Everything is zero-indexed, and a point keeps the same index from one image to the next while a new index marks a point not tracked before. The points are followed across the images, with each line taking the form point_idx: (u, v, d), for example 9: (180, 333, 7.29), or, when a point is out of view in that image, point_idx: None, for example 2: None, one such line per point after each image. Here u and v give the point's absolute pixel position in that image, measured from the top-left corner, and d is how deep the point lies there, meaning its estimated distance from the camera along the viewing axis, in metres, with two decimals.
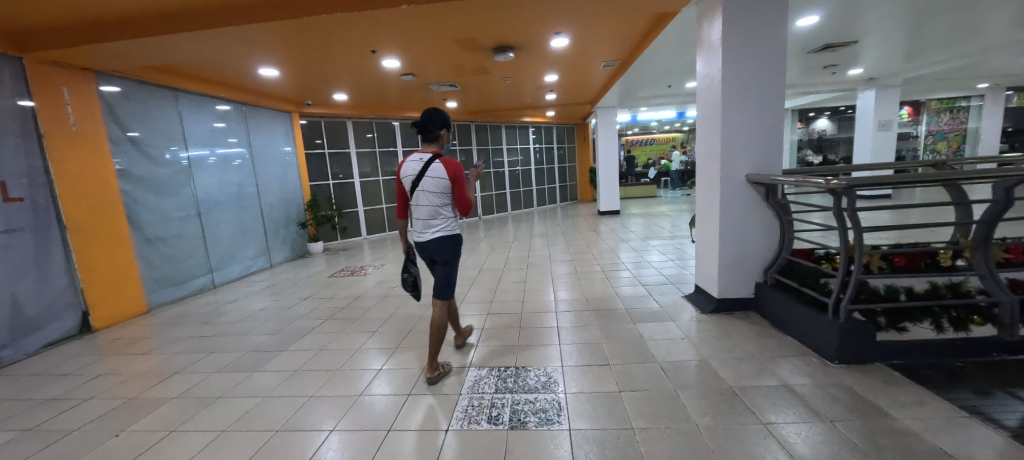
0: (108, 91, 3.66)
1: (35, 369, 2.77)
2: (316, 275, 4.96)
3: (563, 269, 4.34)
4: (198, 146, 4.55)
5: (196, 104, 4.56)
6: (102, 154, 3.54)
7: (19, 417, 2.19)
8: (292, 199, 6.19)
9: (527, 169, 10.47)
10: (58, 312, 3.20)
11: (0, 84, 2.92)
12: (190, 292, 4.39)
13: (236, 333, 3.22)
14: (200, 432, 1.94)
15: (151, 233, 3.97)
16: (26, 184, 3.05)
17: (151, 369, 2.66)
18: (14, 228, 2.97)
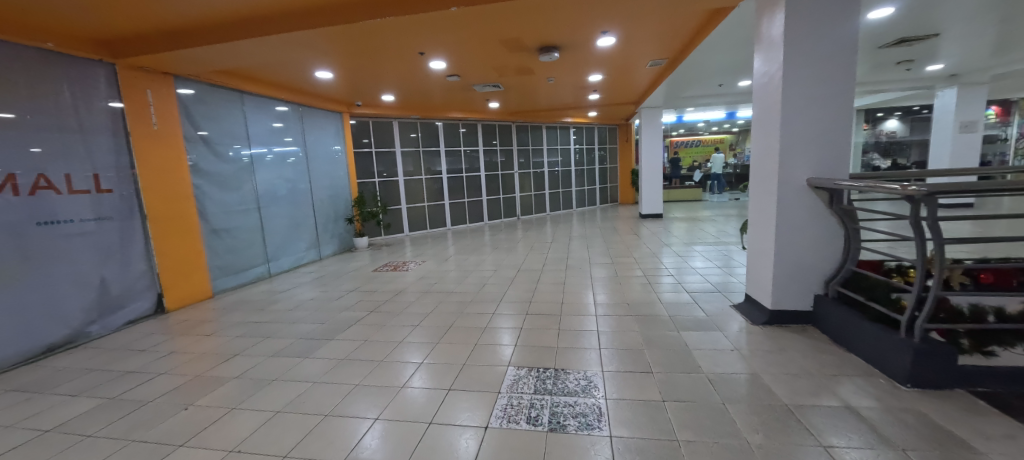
0: (185, 94, 4.01)
1: (117, 344, 3.08)
2: (361, 269, 5.18)
3: (603, 272, 4.26)
4: (259, 144, 4.88)
5: (259, 105, 4.90)
6: (177, 151, 3.88)
7: (104, 386, 2.44)
8: (340, 195, 6.51)
9: (566, 170, 10.40)
10: (136, 293, 3.55)
11: (95, 88, 3.28)
12: (248, 280, 4.71)
13: (288, 320, 3.42)
14: (256, 412, 2.07)
15: (217, 224, 4.31)
16: (115, 177, 3.40)
17: (214, 350, 2.88)
18: (104, 216, 3.32)
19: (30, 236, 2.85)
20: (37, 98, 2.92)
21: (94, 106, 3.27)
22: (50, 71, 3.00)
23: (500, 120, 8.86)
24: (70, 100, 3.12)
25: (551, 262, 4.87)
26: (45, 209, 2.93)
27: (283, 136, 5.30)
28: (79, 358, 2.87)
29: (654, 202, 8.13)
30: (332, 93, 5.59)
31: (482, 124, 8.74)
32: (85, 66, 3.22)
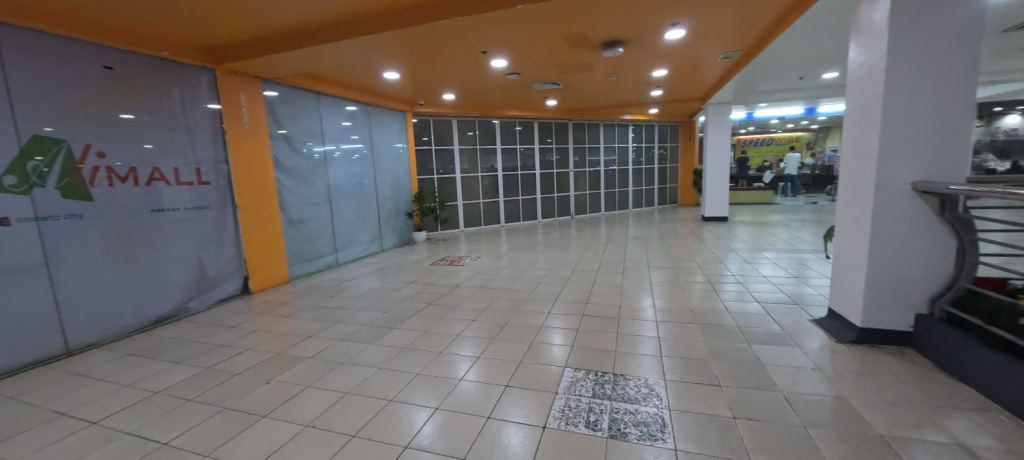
0: (271, 95, 4.39)
1: (211, 319, 3.46)
2: (420, 262, 5.40)
3: (660, 276, 4.10)
4: (330, 141, 5.23)
5: (333, 104, 5.25)
6: (263, 148, 4.27)
7: (202, 356, 2.75)
8: (402, 191, 6.83)
9: (623, 169, 10.10)
10: (226, 275, 3.97)
11: (198, 91, 3.69)
12: (319, 268, 5.08)
13: (354, 307, 3.65)
14: (328, 392, 2.24)
15: (294, 215, 4.69)
16: (212, 171, 3.82)
17: (291, 331, 3.14)
18: (203, 205, 3.73)
19: (145, 222, 3.30)
20: (153, 101, 3.35)
21: (197, 107, 3.69)
22: (165, 77, 3.43)
23: (557, 118, 8.78)
24: (179, 102, 3.55)
25: (608, 263, 4.76)
26: (157, 199, 3.37)
27: (351, 134, 5.63)
28: (181, 330, 3.26)
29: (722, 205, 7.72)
30: (396, 93, 5.86)
31: (539, 122, 8.73)
32: (191, 72, 3.63)
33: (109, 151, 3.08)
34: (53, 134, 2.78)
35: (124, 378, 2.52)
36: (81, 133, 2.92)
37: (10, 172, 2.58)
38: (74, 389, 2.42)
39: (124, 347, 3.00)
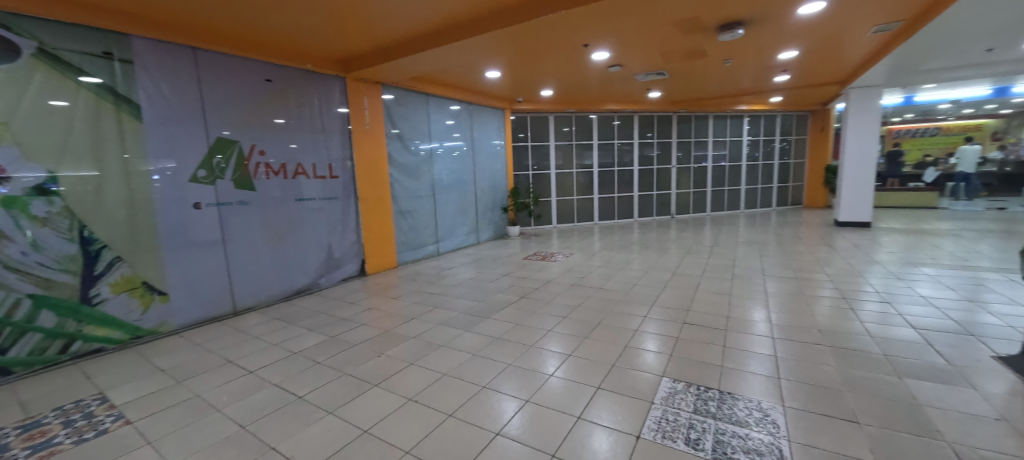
0: (388, 98, 4.90)
1: (336, 295, 4.03)
2: (512, 255, 5.57)
3: (778, 287, 3.61)
4: (435, 139, 5.65)
5: (439, 104, 5.67)
6: (380, 146, 4.80)
7: (329, 326, 3.23)
8: (498, 186, 7.11)
9: (734, 166, 9.13)
10: (349, 258, 4.57)
11: (332, 97, 4.28)
12: (423, 256, 5.57)
13: (453, 294, 3.92)
14: (429, 371, 2.45)
15: (403, 207, 5.19)
16: (340, 167, 4.41)
17: (398, 311, 3.49)
18: (332, 196, 4.34)
19: (290, 210, 3.95)
20: (299, 107, 3.99)
21: (331, 111, 4.28)
22: (308, 86, 4.05)
23: (659, 111, 8.26)
24: (318, 107, 4.17)
25: (716, 268, 4.37)
26: (298, 191, 4.02)
27: (454, 132, 6.00)
28: (314, 302, 3.86)
29: (864, 208, 6.52)
30: (496, 91, 6.09)
31: (639, 116, 8.33)
32: (327, 80, 4.22)
33: (267, 150, 3.75)
34: (230, 137, 3.48)
35: (273, 337, 3.09)
36: (249, 136, 3.61)
37: (203, 167, 3.31)
38: (239, 342, 3.03)
39: (274, 312, 3.65)
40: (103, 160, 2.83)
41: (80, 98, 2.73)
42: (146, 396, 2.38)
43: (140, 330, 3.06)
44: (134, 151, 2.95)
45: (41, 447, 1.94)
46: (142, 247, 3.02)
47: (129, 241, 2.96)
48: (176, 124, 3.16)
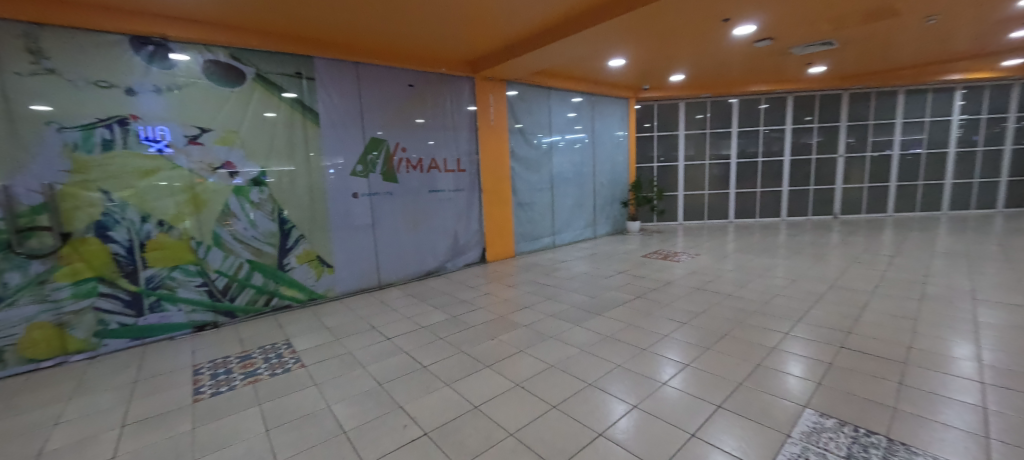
0: (512, 95, 5.13)
1: (458, 279, 4.45)
2: (631, 252, 5.34)
3: (997, 316, 2.70)
4: (556, 132, 5.73)
5: (560, 98, 5.74)
6: (503, 140, 5.08)
7: (451, 307, 3.65)
8: (619, 180, 6.91)
9: (932, 154, 7.18)
10: (472, 245, 4.97)
11: (463, 97, 4.69)
12: (540, 247, 5.74)
13: (566, 287, 3.96)
14: (536, 361, 2.64)
15: (522, 199, 5.41)
16: (467, 161, 4.81)
17: (510, 299, 3.70)
18: (460, 188, 4.77)
19: (425, 200, 4.50)
20: (435, 107, 4.47)
21: (461, 110, 4.69)
22: (442, 88, 4.50)
23: (823, 89, 6.91)
24: (450, 106, 4.60)
25: (904, 281, 3.52)
26: (432, 183, 4.54)
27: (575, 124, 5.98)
28: (442, 283, 4.35)
29: None
30: (621, 80, 5.87)
31: (794, 96, 7.10)
32: (459, 81, 4.63)
33: (409, 147, 4.32)
34: (381, 136, 4.10)
35: (407, 310, 3.67)
36: (396, 135, 4.20)
37: (360, 163, 3.99)
38: (382, 312, 3.63)
39: (411, 289, 4.22)
40: (295, 157, 3.65)
41: (281, 111, 3.54)
42: (316, 346, 3.08)
43: (315, 293, 3.87)
44: (314, 149, 3.74)
45: (251, 374, 2.73)
46: (318, 226, 3.81)
47: (308, 222, 3.76)
48: (342, 127, 3.86)
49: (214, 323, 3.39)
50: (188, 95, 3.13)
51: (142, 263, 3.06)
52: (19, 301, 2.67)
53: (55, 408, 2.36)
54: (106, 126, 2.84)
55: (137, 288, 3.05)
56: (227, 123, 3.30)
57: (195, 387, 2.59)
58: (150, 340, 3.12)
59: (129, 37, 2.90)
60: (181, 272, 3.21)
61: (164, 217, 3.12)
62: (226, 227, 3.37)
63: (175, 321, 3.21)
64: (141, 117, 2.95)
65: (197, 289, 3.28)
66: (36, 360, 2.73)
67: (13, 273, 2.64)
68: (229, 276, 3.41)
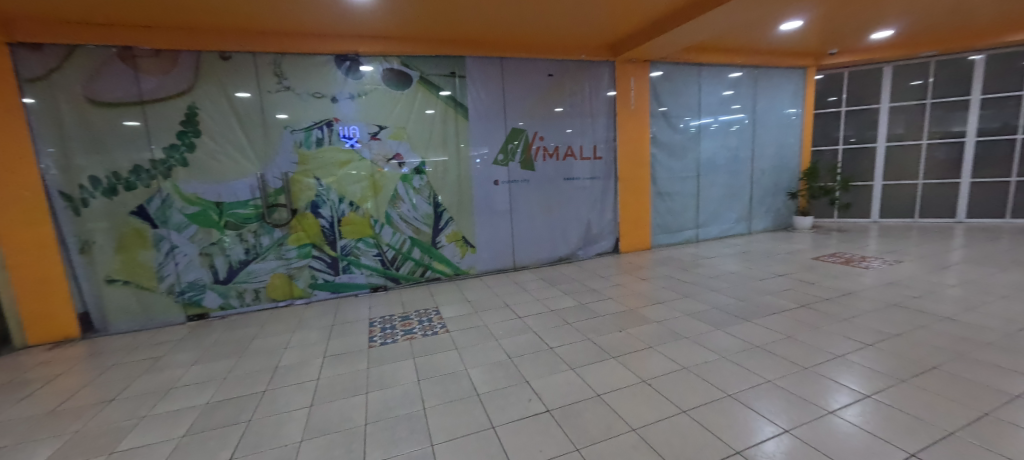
0: (656, 75, 5.06)
1: (590, 267, 4.74)
2: (795, 253, 4.77)
3: None
4: (708, 114, 5.45)
5: (714, 75, 5.40)
6: (642, 125, 5.08)
7: (583, 293, 3.94)
8: (786, 167, 6.12)
9: None
10: (606, 234, 5.15)
11: (602, 82, 4.82)
12: (680, 241, 5.59)
13: (707, 286, 3.91)
14: (668, 360, 2.62)
15: (663, 188, 5.35)
16: (603, 148, 4.97)
17: (643, 292, 3.83)
18: (596, 176, 4.98)
19: (561, 187, 4.82)
20: (574, 96, 4.72)
21: (600, 97, 4.84)
22: (580, 75, 4.70)
23: None
24: (588, 93, 4.78)
25: None
26: (569, 171, 4.83)
27: (732, 103, 5.58)
28: (573, 270, 4.64)
29: None
30: (795, 46, 5.14)
31: None
32: (597, 66, 4.76)
33: (546, 136, 4.66)
34: (521, 126, 4.52)
35: (538, 293, 4.01)
36: (533, 125, 4.58)
37: (501, 152, 4.48)
38: (516, 292, 4.07)
39: (549, 271, 4.69)
40: (448, 148, 4.29)
41: (438, 108, 4.19)
42: (460, 316, 3.55)
43: (460, 269, 4.52)
44: (462, 141, 4.33)
45: (408, 332, 3.29)
46: (464, 211, 4.42)
47: (456, 207, 4.39)
48: (488, 121, 4.39)
49: (385, 286, 4.26)
50: (371, 100, 3.96)
51: (339, 235, 4.01)
52: (267, 257, 3.84)
53: (286, 336, 3.34)
54: (319, 127, 3.83)
55: (335, 253, 4.03)
56: (398, 122, 4.08)
57: (370, 336, 3.25)
58: (343, 294, 4.13)
59: (333, 56, 3.81)
60: (363, 243, 4.11)
61: (354, 199, 4.02)
62: (396, 208, 4.16)
63: (358, 282, 4.15)
64: (341, 119, 3.88)
65: (374, 257, 4.16)
66: (278, 300, 3.95)
67: (266, 236, 3.81)
68: (396, 248, 4.22)
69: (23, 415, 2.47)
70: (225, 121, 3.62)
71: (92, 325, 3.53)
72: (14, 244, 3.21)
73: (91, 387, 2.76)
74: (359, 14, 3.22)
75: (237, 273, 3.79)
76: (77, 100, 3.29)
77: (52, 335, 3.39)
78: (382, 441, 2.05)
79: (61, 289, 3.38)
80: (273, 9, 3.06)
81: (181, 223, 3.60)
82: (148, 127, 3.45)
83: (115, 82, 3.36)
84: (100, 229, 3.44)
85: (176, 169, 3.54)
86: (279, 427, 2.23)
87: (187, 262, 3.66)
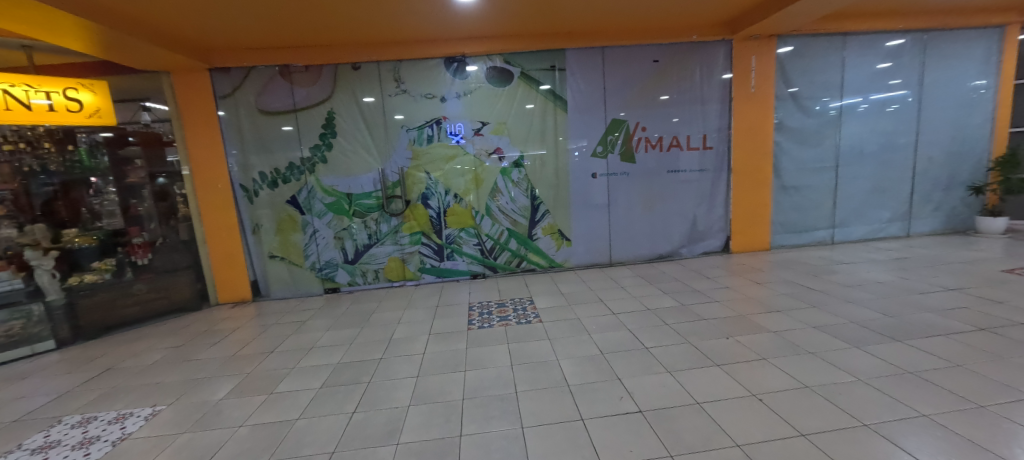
0: (784, 52, 4.42)
1: (695, 267, 4.41)
2: (977, 264, 3.80)
3: None
4: (853, 93, 4.61)
5: (863, 45, 4.52)
6: (765, 110, 4.50)
7: (686, 294, 3.70)
8: (968, 155, 4.86)
9: None
10: (714, 232, 4.72)
11: (717, 65, 4.39)
12: (809, 242, 4.84)
13: (843, 297, 3.37)
14: (784, 375, 2.33)
15: (788, 182, 4.69)
16: (715, 136, 4.53)
17: (759, 299, 3.45)
18: (705, 168, 4.57)
19: (664, 180, 4.53)
20: (682, 82, 4.38)
21: (714, 81, 4.42)
22: (691, 58, 4.34)
23: None
24: (699, 78, 4.40)
25: None
26: (674, 163, 4.52)
27: (889, 78, 4.62)
28: (675, 269, 4.38)
29: None
30: None
31: None
32: (712, 46, 4.35)
33: (649, 125, 4.43)
34: (621, 117, 4.38)
35: (636, 290, 3.89)
36: (636, 115, 4.40)
37: (600, 143, 4.41)
38: (610, 287, 4.00)
39: (648, 268, 4.48)
40: (545, 142, 4.37)
41: (537, 102, 4.28)
42: (554, 307, 3.62)
43: (555, 262, 4.58)
44: (560, 134, 4.37)
45: (503, 318, 3.46)
46: (560, 204, 4.47)
47: (552, 200, 4.46)
48: (588, 113, 4.35)
49: (482, 274, 4.53)
50: (475, 98, 4.21)
51: (444, 224, 4.37)
52: (385, 242, 4.37)
53: (399, 312, 3.78)
54: (430, 126, 4.21)
55: (440, 241, 4.41)
56: (499, 117, 4.27)
57: (469, 319, 3.51)
58: (446, 279, 4.50)
59: (443, 59, 4.13)
60: (465, 233, 4.41)
61: (458, 191, 4.34)
62: (495, 200, 4.38)
63: (459, 268, 4.49)
64: (448, 118, 4.20)
65: (474, 246, 4.45)
66: (393, 280, 4.48)
67: (384, 224, 4.34)
68: (494, 239, 4.44)
69: (218, 355, 3.26)
70: (356, 124, 4.20)
71: (260, 290, 4.46)
72: (213, 224, 4.24)
73: (259, 340, 3.49)
74: (467, 17, 3.46)
75: (362, 254, 4.39)
76: (253, 111, 4.13)
77: (236, 295, 4.39)
78: (476, 416, 2.21)
79: (241, 261, 4.33)
80: (394, 22, 3.47)
81: (322, 211, 4.29)
82: (299, 131, 4.18)
83: (277, 95, 4.11)
84: (267, 214, 4.30)
85: (318, 165, 4.22)
86: (392, 391, 2.55)
87: (325, 244, 4.35)
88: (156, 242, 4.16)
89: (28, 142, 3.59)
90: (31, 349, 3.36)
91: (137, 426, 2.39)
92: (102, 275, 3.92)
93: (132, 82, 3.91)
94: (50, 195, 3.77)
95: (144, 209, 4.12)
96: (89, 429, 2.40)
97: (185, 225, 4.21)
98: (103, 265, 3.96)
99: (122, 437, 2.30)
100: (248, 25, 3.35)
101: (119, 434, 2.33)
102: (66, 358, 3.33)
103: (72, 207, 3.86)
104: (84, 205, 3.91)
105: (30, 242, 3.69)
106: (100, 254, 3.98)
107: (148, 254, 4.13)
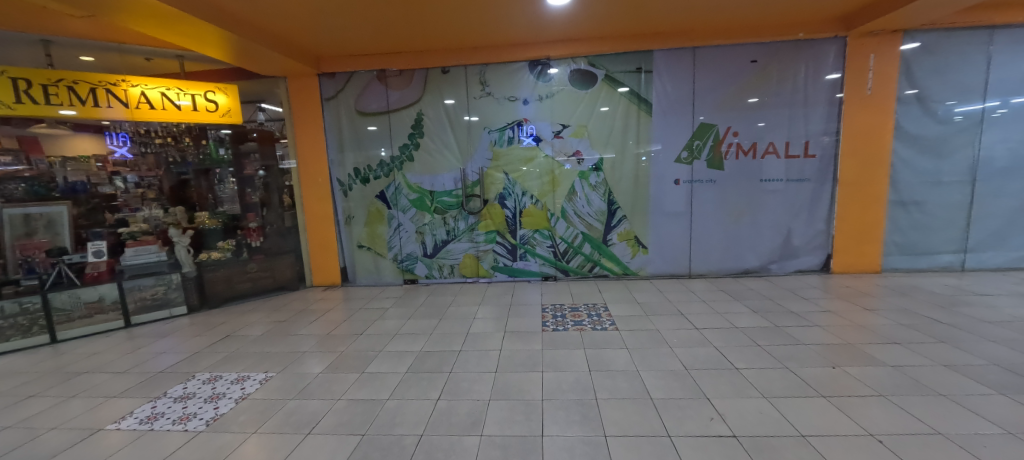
0: (910, 48, 3.88)
1: (788, 286, 4.03)
2: None
3: None
4: (997, 96, 3.92)
5: (1015, 40, 3.83)
6: (884, 114, 3.98)
7: (778, 315, 3.39)
8: None
9: None
10: (811, 248, 4.29)
11: (824, 65, 3.99)
12: (931, 266, 4.21)
13: (979, 334, 2.87)
14: (909, 417, 2.04)
15: (907, 197, 4.11)
16: (818, 143, 4.11)
17: (868, 327, 3.06)
18: (804, 178, 4.16)
19: (755, 190, 4.20)
20: (782, 83, 4.04)
21: (819, 82, 4.02)
22: (794, 58, 3.98)
23: None
24: (803, 79, 4.03)
25: None
26: (767, 171, 4.16)
27: None
28: (763, 287, 4.05)
29: None
30: None
31: None
32: (819, 44, 3.96)
33: (740, 131, 4.13)
34: (708, 121, 4.15)
35: (719, 305, 3.64)
36: (726, 119, 4.13)
37: (684, 149, 4.20)
38: (690, 300, 3.79)
39: (733, 283, 4.19)
40: (625, 146, 4.26)
41: (618, 105, 4.19)
42: (629, 316, 3.52)
43: (629, 269, 4.45)
44: (641, 138, 4.23)
45: (577, 323, 3.43)
46: (637, 210, 4.33)
47: (630, 205, 4.33)
48: (673, 116, 4.17)
49: (554, 277, 4.53)
50: (556, 100, 4.22)
51: (520, 225, 4.44)
52: (461, 239, 4.54)
53: (473, 308, 3.91)
54: (511, 128, 4.31)
55: (515, 240, 4.48)
56: (580, 120, 4.24)
57: (543, 320, 3.52)
58: (519, 279, 4.57)
59: (527, 63, 4.20)
60: (539, 234, 4.44)
61: (535, 193, 4.38)
62: (571, 203, 4.36)
63: (531, 269, 4.53)
64: (528, 120, 4.27)
65: (547, 249, 4.46)
66: (467, 276, 4.64)
67: (462, 222, 4.51)
68: (568, 242, 4.42)
69: (314, 333, 3.59)
70: (441, 125, 4.41)
71: (347, 276, 4.86)
72: (312, 214, 4.69)
73: (348, 322, 3.79)
74: (555, 21, 3.50)
75: (440, 249, 4.60)
76: (352, 112, 4.51)
77: (327, 279, 4.82)
78: (557, 418, 2.21)
79: (333, 248, 4.75)
80: (485, 28, 3.63)
81: (406, 206, 4.56)
82: (390, 130, 4.49)
83: (373, 97, 4.45)
84: (358, 207, 4.67)
85: (405, 164, 4.50)
86: (472, 384, 2.63)
87: (407, 238, 4.62)
88: (266, 227, 4.67)
89: (173, 137, 4.22)
90: (169, 312, 3.99)
91: (253, 389, 2.71)
92: (224, 254, 4.45)
93: (255, 85, 4.46)
94: (184, 182, 4.39)
95: (256, 198, 4.67)
96: (217, 386, 2.76)
97: (289, 214, 4.72)
98: (226, 244, 4.51)
99: (243, 396, 2.62)
100: (356, 34, 3.68)
101: (240, 393, 2.66)
102: (194, 323, 3.88)
103: (201, 193, 4.48)
104: (210, 193, 4.52)
105: (173, 221, 4.29)
106: (224, 234, 4.54)
107: (260, 237, 4.63)
